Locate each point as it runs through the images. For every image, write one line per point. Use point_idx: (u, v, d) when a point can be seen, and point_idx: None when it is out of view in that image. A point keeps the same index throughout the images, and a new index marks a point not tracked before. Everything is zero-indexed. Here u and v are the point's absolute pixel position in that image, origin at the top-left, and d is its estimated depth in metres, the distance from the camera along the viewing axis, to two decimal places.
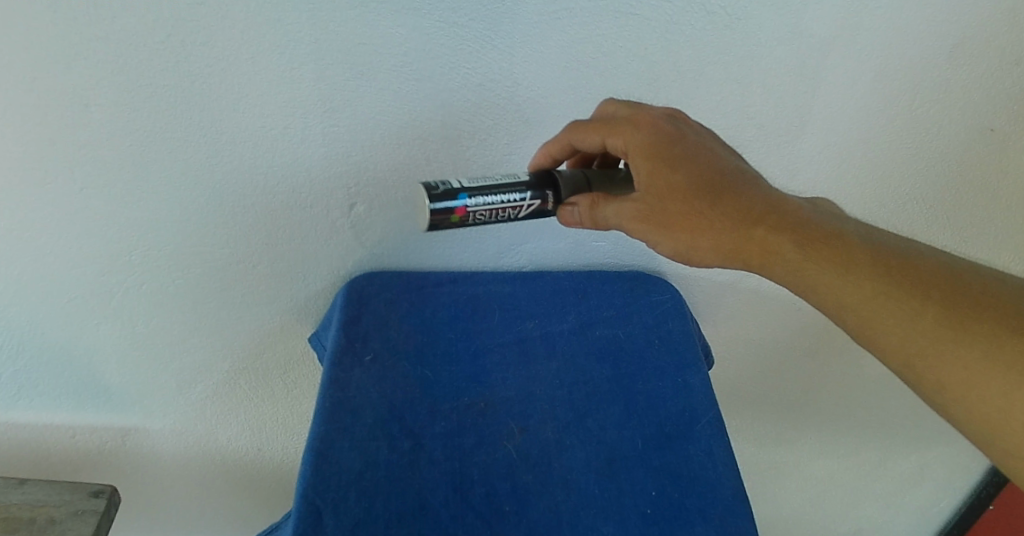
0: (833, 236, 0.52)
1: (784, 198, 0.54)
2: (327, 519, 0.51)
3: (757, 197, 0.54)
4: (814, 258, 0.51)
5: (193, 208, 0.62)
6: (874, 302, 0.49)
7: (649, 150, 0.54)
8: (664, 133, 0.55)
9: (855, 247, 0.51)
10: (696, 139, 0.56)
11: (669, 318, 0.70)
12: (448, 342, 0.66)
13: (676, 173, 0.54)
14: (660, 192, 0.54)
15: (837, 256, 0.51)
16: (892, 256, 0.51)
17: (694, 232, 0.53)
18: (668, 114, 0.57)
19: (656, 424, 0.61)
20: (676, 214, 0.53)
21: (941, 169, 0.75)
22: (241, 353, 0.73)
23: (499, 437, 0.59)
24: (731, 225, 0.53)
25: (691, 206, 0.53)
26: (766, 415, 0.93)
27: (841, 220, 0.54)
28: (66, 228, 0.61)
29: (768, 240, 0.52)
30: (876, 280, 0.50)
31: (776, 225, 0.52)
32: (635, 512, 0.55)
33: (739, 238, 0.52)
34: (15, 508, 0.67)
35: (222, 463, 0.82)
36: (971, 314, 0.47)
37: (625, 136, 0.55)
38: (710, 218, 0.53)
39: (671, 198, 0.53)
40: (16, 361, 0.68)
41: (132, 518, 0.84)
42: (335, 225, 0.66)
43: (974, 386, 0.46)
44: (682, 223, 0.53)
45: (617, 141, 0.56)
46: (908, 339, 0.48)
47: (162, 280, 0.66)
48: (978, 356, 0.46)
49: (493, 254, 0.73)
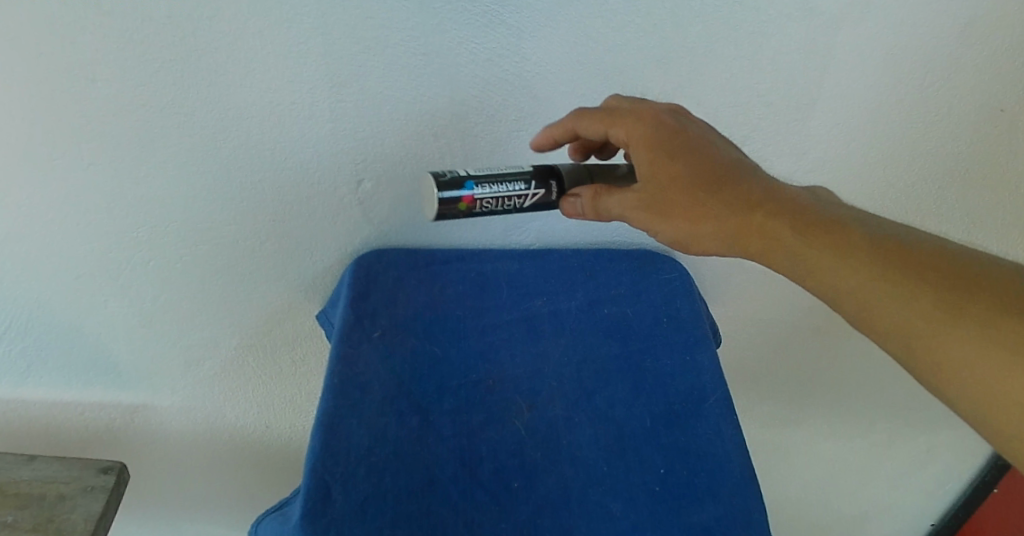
0: (831, 223, 0.52)
1: (783, 186, 0.54)
2: (336, 493, 0.51)
3: (757, 187, 0.53)
4: (813, 243, 0.51)
5: (201, 184, 0.62)
6: (871, 284, 0.49)
7: (651, 141, 0.54)
8: (664, 125, 0.55)
9: (855, 233, 0.51)
10: (698, 132, 0.55)
11: (678, 296, 0.70)
12: (457, 319, 0.65)
13: (676, 163, 0.53)
14: (661, 182, 0.54)
15: (836, 243, 0.51)
16: (894, 243, 0.50)
17: (695, 222, 0.53)
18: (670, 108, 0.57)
19: (665, 402, 0.61)
20: (676, 204, 0.53)
21: (950, 150, 0.75)
22: (250, 330, 0.73)
23: (508, 414, 0.59)
24: (730, 214, 0.52)
25: (691, 195, 0.53)
26: (774, 395, 0.93)
27: (840, 207, 0.54)
28: (75, 203, 0.61)
29: (767, 227, 0.52)
30: (877, 264, 0.49)
31: (775, 212, 0.52)
32: (644, 490, 0.56)
33: (739, 225, 0.52)
34: (25, 484, 0.68)
35: (229, 440, 0.82)
36: (971, 295, 0.47)
37: (626, 128, 0.55)
38: (709, 207, 0.53)
39: (671, 188, 0.53)
40: (25, 337, 0.68)
41: (141, 494, 0.85)
42: (343, 202, 0.66)
43: (973, 365, 0.45)
44: (682, 211, 0.53)
45: (619, 132, 0.56)
46: (906, 321, 0.48)
47: (171, 257, 0.66)
48: (976, 335, 0.46)
49: (500, 232, 0.72)
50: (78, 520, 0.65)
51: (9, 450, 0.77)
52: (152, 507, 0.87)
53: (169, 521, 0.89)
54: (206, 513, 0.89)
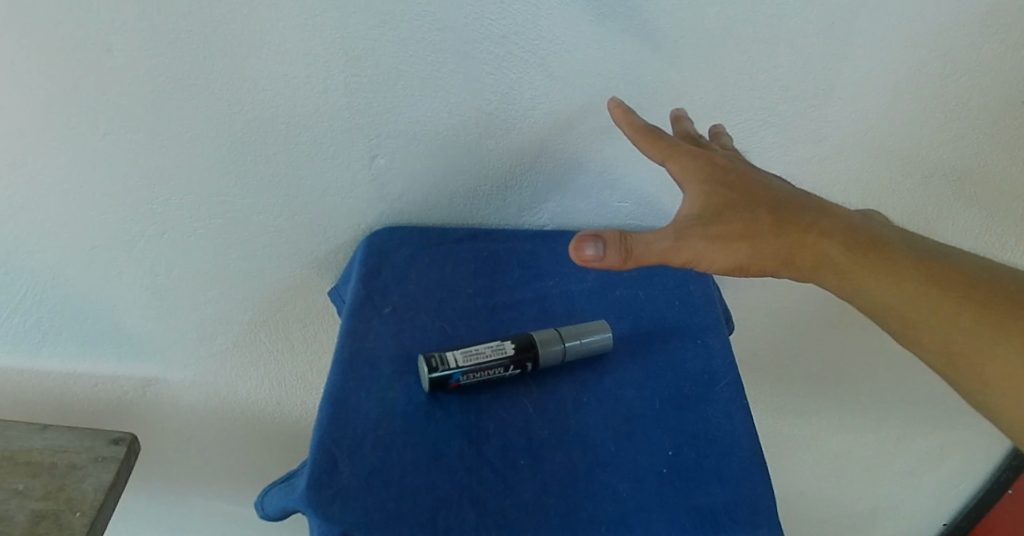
0: (880, 240, 0.55)
1: (832, 209, 0.56)
2: (343, 466, 0.52)
3: (808, 208, 0.55)
4: (864, 263, 0.54)
5: (215, 157, 0.63)
6: (917, 304, 0.53)
7: (702, 169, 0.56)
8: (715, 160, 0.57)
9: (897, 252, 0.54)
10: (749, 169, 0.57)
11: (691, 280, 0.69)
12: (468, 297, 0.65)
13: (728, 188, 0.55)
14: (718, 207, 0.54)
15: (882, 260, 0.54)
16: (933, 261, 0.54)
17: (749, 243, 0.53)
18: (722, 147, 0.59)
19: (675, 385, 0.61)
20: (733, 228, 0.53)
21: (972, 140, 0.73)
22: (262, 306, 0.74)
23: (516, 393, 0.59)
24: (782, 234, 0.54)
25: (746, 217, 0.54)
26: (786, 387, 0.92)
27: (887, 229, 0.57)
28: (91, 174, 0.62)
29: (818, 248, 0.54)
30: (918, 280, 0.53)
31: (824, 232, 0.54)
32: (652, 471, 0.55)
33: (795, 247, 0.54)
34: (38, 451, 0.69)
35: (240, 416, 0.82)
36: (1009, 314, 0.52)
37: (680, 158, 0.57)
38: (765, 230, 0.54)
39: (727, 212, 0.54)
40: (41, 308, 0.69)
41: (152, 467, 0.86)
42: (356, 178, 0.66)
43: (1013, 379, 0.50)
44: (738, 235, 0.53)
45: (671, 163, 0.57)
46: (949, 338, 0.52)
47: (185, 230, 0.66)
48: (1012, 351, 0.50)
49: (514, 211, 0.72)
50: (89, 489, 0.67)
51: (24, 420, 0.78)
52: (165, 481, 0.88)
53: (180, 497, 0.90)
54: (216, 490, 0.90)
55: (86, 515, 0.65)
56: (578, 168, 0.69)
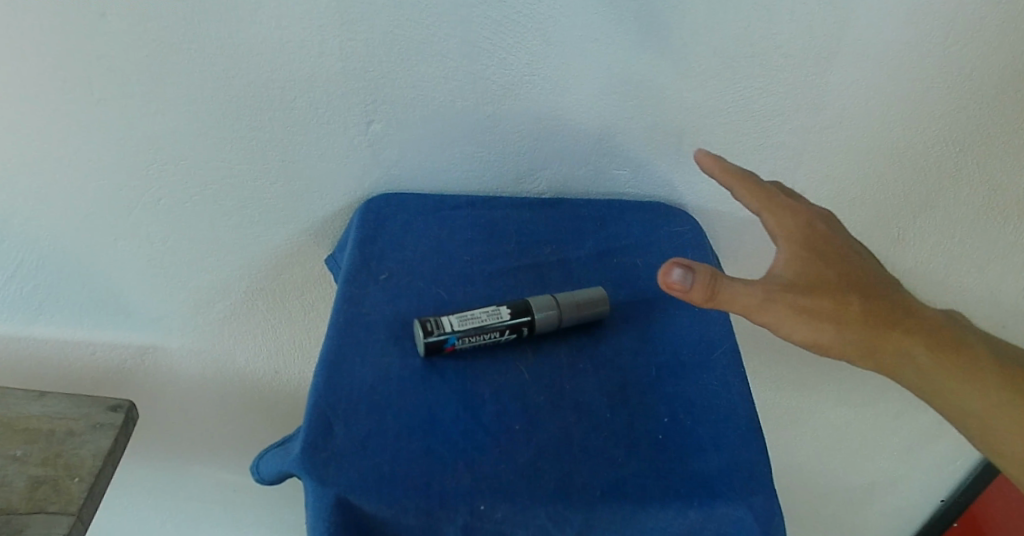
0: (965, 343, 0.55)
1: (920, 305, 0.56)
2: (338, 429, 0.52)
3: (898, 303, 0.55)
4: (947, 363, 0.53)
5: (210, 122, 0.63)
6: (996, 411, 0.53)
7: (802, 235, 0.57)
8: (816, 229, 0.58)
9: (979, 355, 0.54)
10: (846, 244, 0.58)
11: (689, 249, 0.69)
12: (464, 264, 0.65)
13: (825, 264, 0.55)
14: (812, 280, 0.54)
15: (965, 364, 0.54)
16: (1012, 369, 0.54)
17: (838, 322, 0.52)
18: (820, 215, 0.60)
19: (671, 352, 0.61)
20: (824, 304, 0.53)
21: (975, 111, 0.72)
22: (259, 275, 0.74)
23: (512, 359, 0.59)
24: (872, 325, 0.53)
25: (839, 296, 0.53)
26: (786, 359, 0.92)
27: (969, 328, 0.57)
28: (88, 139, 0.63)
29: (903, 344, 0.53)
30: (999, 388, 0.53)
31: (911, 329, 0.54)
32: (647, 437, 0.55)
33: (881, 337, 0.53)
34: (36, 419, 0.72)
35: (239, 386, 0.83)
36: None
37: (781, 219, 0.58)
38: (855, 314, 0.53)
39: (820, 287, 0.54)
40: (40, 271, 0.70)
41: (153, 435, 0.87)
42: (353, 143, 0.66)
43: None
44: (828, 316, 0.52)
45: (771, 220, 0.58)
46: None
47: (181, 196, 0.67)
48: None
49: (511, 178, 0.72)
50: (86, 455, 0.70)
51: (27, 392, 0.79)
52: (167, 447, 0.89)
53: (182, 464, 0.91)
54: (218, 457, 0.91)
55: (84, 481, 0.68)
56: (576, 134, 0.69)
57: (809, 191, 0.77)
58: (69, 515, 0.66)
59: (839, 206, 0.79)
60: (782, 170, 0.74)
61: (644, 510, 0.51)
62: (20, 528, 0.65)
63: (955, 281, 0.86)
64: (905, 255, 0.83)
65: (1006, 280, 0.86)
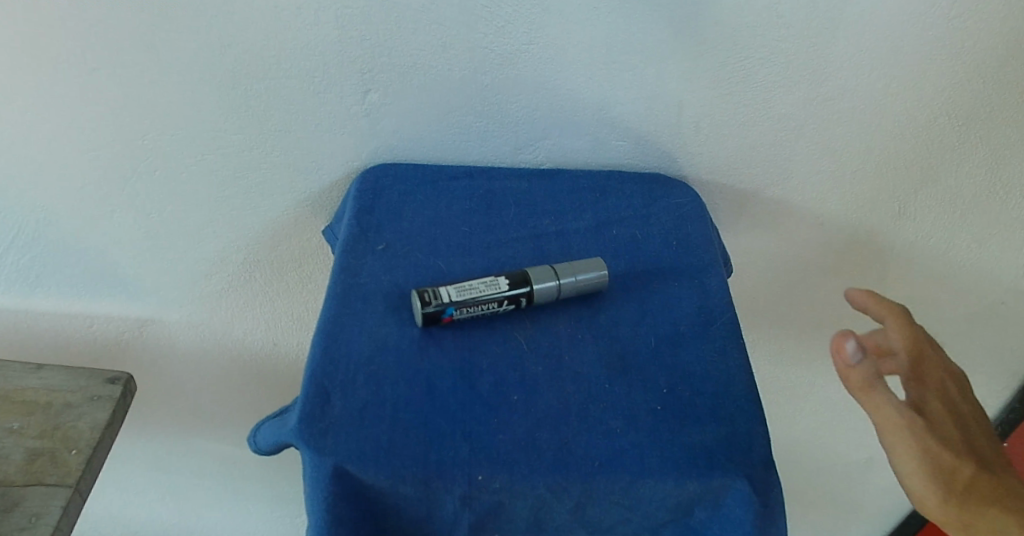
0: None
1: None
2: (335, 399, 0.52)
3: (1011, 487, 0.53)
4: None
5: (207, 91, 0.63)
6: None
7: (944, 385, 0.58)
8: (960, 390, 0.58)
9: None
10: (978, 417, 0.57)
11: (689, 221, 0.69)
12: (463, 235, 0.64)
13: (957, 425, 0.55)
14: (943, 434, 0.54)
15: None
16: None
17: (955, 485, 0.51)
18: (959, 373, 0.60)
19: (670, 324, 0.60)
20: (949, 458, 0.52)
21: (981, 86, 0.70)
22: (257, 246, 0.75)
23: (511, 330, 0.58)
24: (978, 500, 0.51)
25: (965, 455, 0.52)
26: (778, 332, 0.94)
27: None
28: (83, 110, 0.63)
29: (1003, 527, 0.51)
30: None
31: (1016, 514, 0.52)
32: (645, 409, 0.55)
33: (987, 507, 0.51)
34: (33, 391, 0.72)
35: (238, 356, 0.85)
36: None
37: (934, 360, 0.59)
38: (970, 480, 0.51)
39: (948, 443, 0.53)
40: (33, 246, 0.73)
41: (155, 401, 0.89)
42: (350, 113, 0.66)
43: None
44: (947, 470, 0.51)
45: (925, 357, 0.59)
46: None
47: (177, 167, 0.68)
48: None
49: (510, 149, 0.71)
50: (84, 428, 0.70)
51: (34, 354, 0.82)
52: (172, 415, 0.91)
53: (188, 431, 0.93)
54: (221, 425, 0.93)
55: (81, 454, 0.69)
56: (575, 104, 0.68)
57: (811, 165, 0.76)
58: (67, 486, 0.66)
59: (840, 179, 0.77)
60: (783, 142, 0.73)
61: (642, 481, 0.51)
62: (18, 500, 0.65)
63: (956, 255, 0.85)
64: (906, 229, 0.82)
65: (1005, 255, 0.85)
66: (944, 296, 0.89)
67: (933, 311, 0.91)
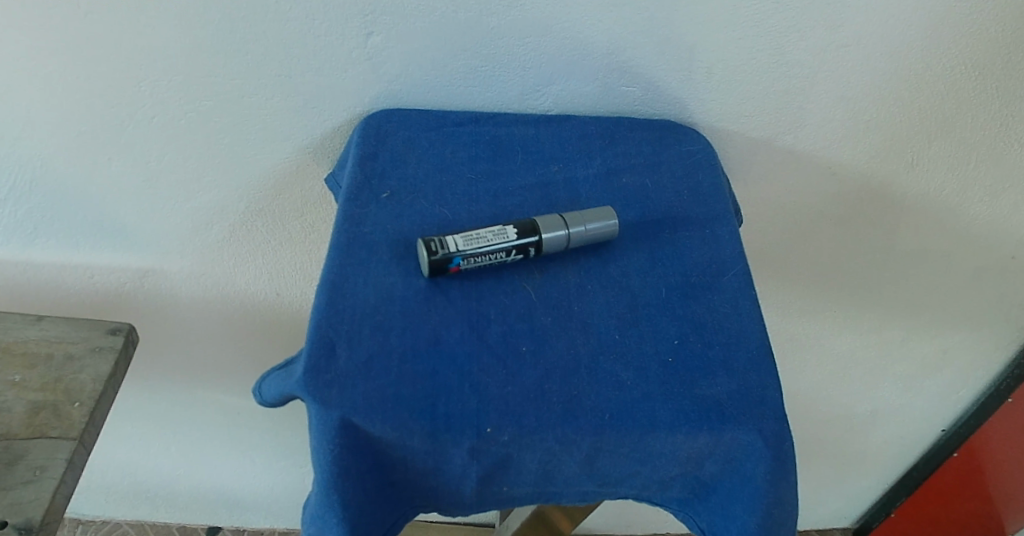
0: None
1: None
2: (340, 351, 0.51)
3: None
4: None
5: (202, 34, 0.60)
6: None
7: None
8: None
9: None
10: None
11: (700, 168, 0.67)
12: (469, 183, 0.62)
13: None
14: None
15: None
16: None
17: None
18: None
19: (681, 274, 0.59)
20: None
21: (1007, 33, 0.67)
22: (257, 195, 0.73)
23: (519, 280, 0.57)
24: None
25: None
26: (785, 284, 0.93)
27: None
28: (73, 54, 0.60)
29: None
30: None
31: None
32: (656, 360, 0.54)
33: None
34: (33, 342, 0.72)
35: (242, 307, 0.84)
36: None
37: None
38: None
39: None
40: (30, 196, 0.71)
41: (160, 353, 0.89)
42: (351, 56, 0.63)
43: None
44: None
45: None
46: None
47: (174, 115, 0.66)
48: None
49: (516, 94, 0.69)
50: (86, 380, 0.70)
51: (37, 305, 0.82)
52: (175, 367, 0.91)
53: (193, 382, 0.93)
54: (225, 377, 0.93)
55: (84, 406, 0.68)
56: (584, 48, 0.66)
57: (826, 115, 0.73)
58: (70, 439, 0.66)
59: (854, 128, 0.75)
60: (797, 89, 0.71)
61: (653, 434, 0.50)
62: (21, 453, 0.65)
63: (968, 209, 0.84)
64: (919, 180, 0.81)
65: (1018, 208, 0.84)
66: (953, 249, 0.88)
67: (942, 264, 0.90)
